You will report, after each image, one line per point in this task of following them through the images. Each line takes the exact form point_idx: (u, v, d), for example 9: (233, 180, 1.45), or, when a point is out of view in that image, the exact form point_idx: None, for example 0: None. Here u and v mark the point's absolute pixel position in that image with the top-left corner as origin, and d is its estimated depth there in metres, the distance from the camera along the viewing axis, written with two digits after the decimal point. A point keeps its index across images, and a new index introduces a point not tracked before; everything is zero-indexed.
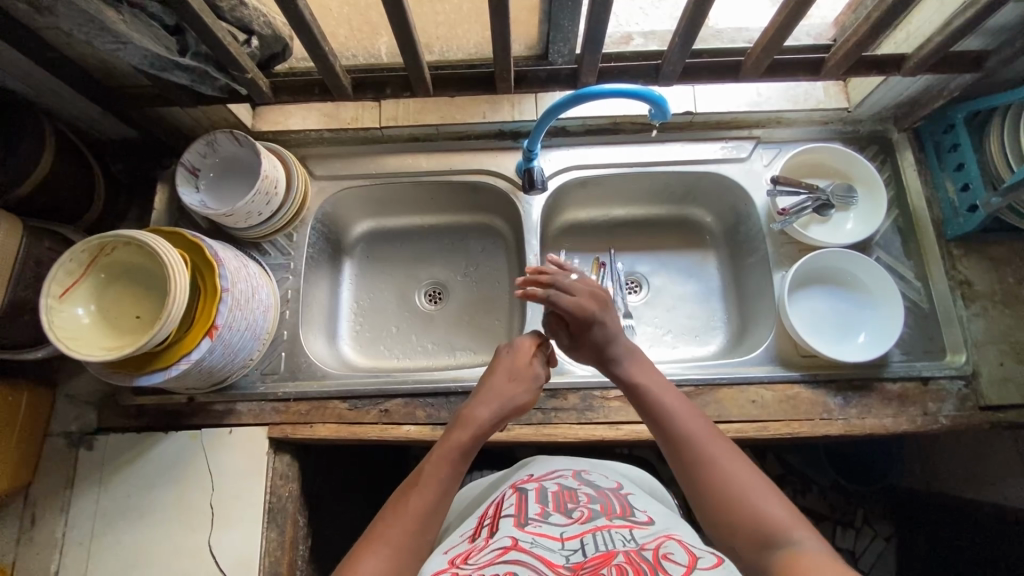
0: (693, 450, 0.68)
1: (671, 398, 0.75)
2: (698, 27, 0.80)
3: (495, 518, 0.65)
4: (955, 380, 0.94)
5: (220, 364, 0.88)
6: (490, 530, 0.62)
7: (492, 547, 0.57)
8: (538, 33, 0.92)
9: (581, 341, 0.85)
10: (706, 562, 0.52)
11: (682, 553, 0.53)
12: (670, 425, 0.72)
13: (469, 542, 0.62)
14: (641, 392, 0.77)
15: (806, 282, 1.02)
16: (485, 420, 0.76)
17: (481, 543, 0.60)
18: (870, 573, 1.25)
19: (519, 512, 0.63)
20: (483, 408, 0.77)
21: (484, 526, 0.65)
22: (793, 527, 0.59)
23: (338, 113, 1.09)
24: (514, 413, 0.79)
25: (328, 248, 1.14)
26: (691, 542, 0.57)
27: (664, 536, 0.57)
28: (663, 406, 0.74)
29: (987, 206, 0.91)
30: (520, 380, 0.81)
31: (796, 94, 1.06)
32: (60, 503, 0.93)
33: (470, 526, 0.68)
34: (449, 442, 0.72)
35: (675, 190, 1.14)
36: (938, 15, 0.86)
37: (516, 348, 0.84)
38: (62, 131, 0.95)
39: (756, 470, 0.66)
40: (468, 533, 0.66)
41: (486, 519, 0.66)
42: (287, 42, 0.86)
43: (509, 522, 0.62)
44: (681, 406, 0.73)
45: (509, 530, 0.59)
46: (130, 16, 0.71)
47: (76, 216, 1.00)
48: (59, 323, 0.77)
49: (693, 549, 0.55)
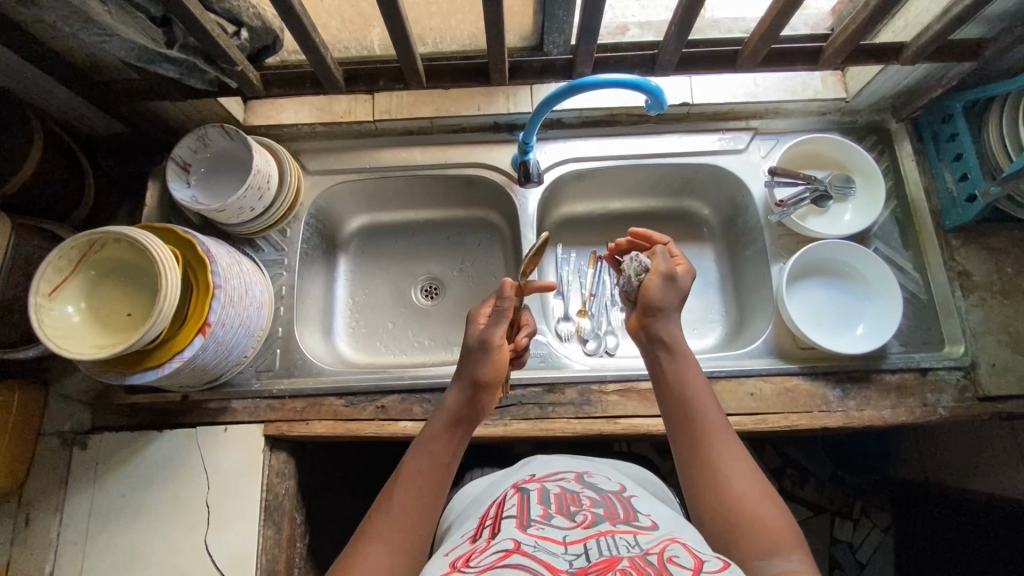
0: (706, 446, 0.68)
1: (700, 387, 0.73)
2: (695, 16, 0.79)
3: (497, 519, 0.64)
4: (953, 371, 0.94)
5: (213, 362, 0.87)
6: (491, 532, 0.61)
7: (493, 549, 0.57)
8: (533, 24, 0.91)
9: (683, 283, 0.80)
10: (713, 566, 0.51)
11: (688, 558, 0.52)
12: (691, 415, 0.71)
13: (470, 543, 0.62)
14: (671, 375, 0.75)
15: (804, 274, 1.02)
16: (451, 405, 0.74)
17: (482, 546, 0.59)
18: (868, 563, 1.26)
19: (521, 514, 0.63)
20: (449, 396, 0.75)
21: (485, 527, 0.64)
22: (787, 544, 0.58)
23: (331, 107, 1.07)
24: (484, 388, 0.74)
25: (322, 244, 1.13)
26: (696, 546, 0.56)
27: (669, 540, 0.56)
28: (688, 388, 0.73)
29: (986, 195, 0.90)
30: (480, 349, 0.74)
31: (793, 84, 1.05)
32: (54, 503, 0.92)
33: (471, 527, 0.67)
34: (427, 433, 0.72)
35: (672, 182, 1.13)
36: (936, 3, 0.85)
37: (472, 319, 0.79)
38: (50, 126, 0.94)
39: (761, 479, 0.65)
40: (468, 534, 0.65)
41: (487, 520, 0.66)
42: (278, 34, 0.84)
43: (511, 523, 0.61)
44: (705, 395, 0.72)
45: (511, 533, 0.59)
46: (116, 9, 0.69)
47: (67, 213, 0.98)
48: (49, 322, 0.76)
49: (699, 553, 0.54)
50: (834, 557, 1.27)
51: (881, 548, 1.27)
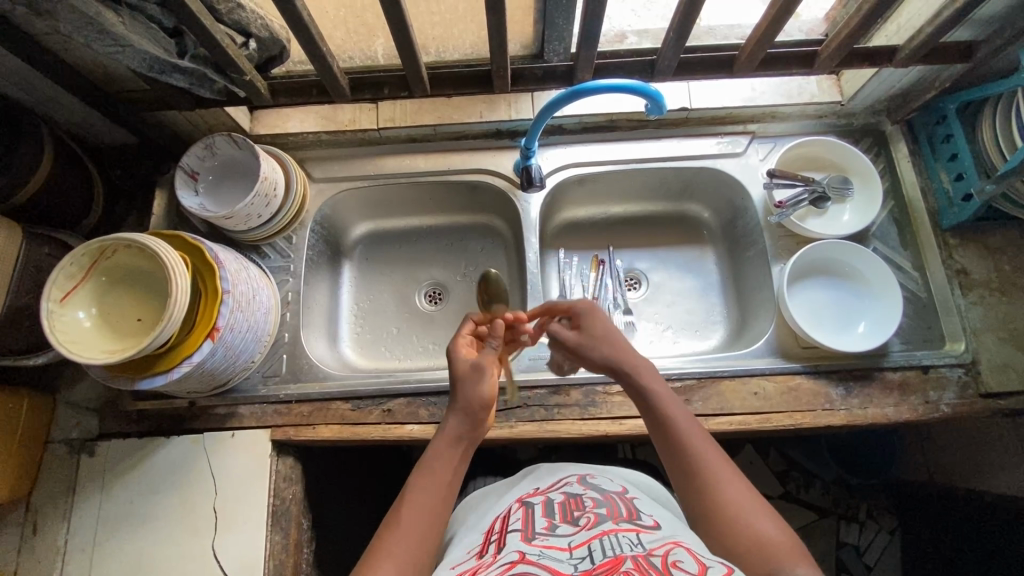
0: (697, 464, 0.65)
1: (678, 409, 0.71)
2: (691, 23, 0.81)
3: (502, 533, 0.64)
4: (955, 368, 0.94)
5: (222, 366, 0.88)
6: (496, 546, 0.61)
7: (500, 562, 0.57)
8: (534, 32, 0.93)
9: (582, 336, 0.79)
10: (718, 573, 0.51)
11: (691, 561, 0.52)
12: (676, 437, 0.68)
13: (477, 558, 0.61)
14: (646, 397, 0.72)
15: (804, 275, 1.03)
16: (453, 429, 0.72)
17: (488, 560, 0.59)
18: (875, 566, 1.26)
19: (526, 527, 0.63)
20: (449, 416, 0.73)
21: (490, 542, 0.64)
22: (792, 554, 0.57)
23: (336, 116, 1.09)
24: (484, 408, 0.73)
25: (328, 250, 1.14)
26: (701, 550, 0.55)
27: (672, 543, 0.56)
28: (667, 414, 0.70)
29: (981, 194, 0.92)
30: (472, 373, 0.74)
31: (790, 88, 1.07)
32: (62, 511, 0.92)
33: (476, 542, 0.67)
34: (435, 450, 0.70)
35: (672, 186, 1.15)
36: (927, 7, 0.87)
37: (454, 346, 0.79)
38: (60, 137, 0.96)
39: (757, 493, 0.64)
40: (474, 549, 0.65)
41: (493, 536, 0.65)
42: (285, 44, 0.86)
43: (516, 537, 0.61)
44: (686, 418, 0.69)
45: (516, 545, 0.59)
46: (128, 19, 0.71)
47: (76, 222, 1.00)
48: (60, 327, 0.77)
49: (702, 557, 0.53)
50: (840, 560, 1.27)
51: (887, 551, 1.27)
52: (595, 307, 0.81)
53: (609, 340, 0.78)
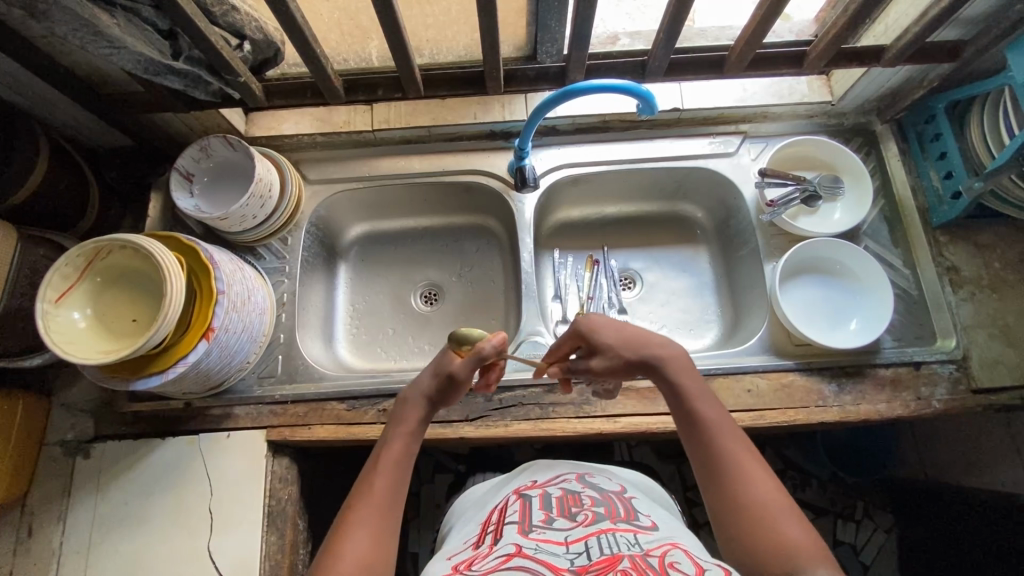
0: (726, 464, 0.65)
1: (713, 408, 0.70)
2: (681, 24, 0.81)
3: (499, 524, 0.65)
4: (946, 364, 0.95)
5: (217, 367, 0.88)
6: (493, 537, 0.62)
7: (496, 554, 0.57)
8: (526, 34, 0.94)
9: (600, 359, 0.77)
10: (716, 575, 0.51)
11: (689, 564, 0.52)
12: (707, 437, 0.67)
13: (473, 548, 0.62)
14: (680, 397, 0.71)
15: (795, 274, 1.04)
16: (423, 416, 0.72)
17: (484, 551, 0.59)
18: (871, 565, 1.25)
19: (523, 520, 0.63)
20: (420, 382, 0.73)
21: (487, 534, 0.64)
22: (817, 559, 0.56)
23: (330, 117, 1.10)
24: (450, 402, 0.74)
25: (323, 252, 1.14)
26: (698, 553, 0.56)
27: (670, 544, 0.56)
28: (700, 414, 0.69)
29: (970, 191, 0.93)
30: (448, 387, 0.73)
31: (781, 89, 1.08)
32: (57, 512, 0.92)
33: (474, 533, 0.67)
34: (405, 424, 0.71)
35: (665, 186, 1.16)
36: (914, 8, 0.88)
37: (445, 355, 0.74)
38: (56, 139, 0.96)
39: (788, 495, 0.63)
40: (472, 540, 0.65)
41: (490, 527, 0.66)
42: (279, 46, 0.86)
43: (513, 529, 0.61)
44: (719, 419, 0.69)
45: (512, 538, 0.59)
46: (124, 21, 0.71)
47: (71, 224, 1.01)
48: (54, 327, 0.77)
49: (700, 560, 0.54)
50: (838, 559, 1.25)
51: (884, 550, 1.26)
52: (590, 321, 0.79)
53: (621, 341, 0.76)
